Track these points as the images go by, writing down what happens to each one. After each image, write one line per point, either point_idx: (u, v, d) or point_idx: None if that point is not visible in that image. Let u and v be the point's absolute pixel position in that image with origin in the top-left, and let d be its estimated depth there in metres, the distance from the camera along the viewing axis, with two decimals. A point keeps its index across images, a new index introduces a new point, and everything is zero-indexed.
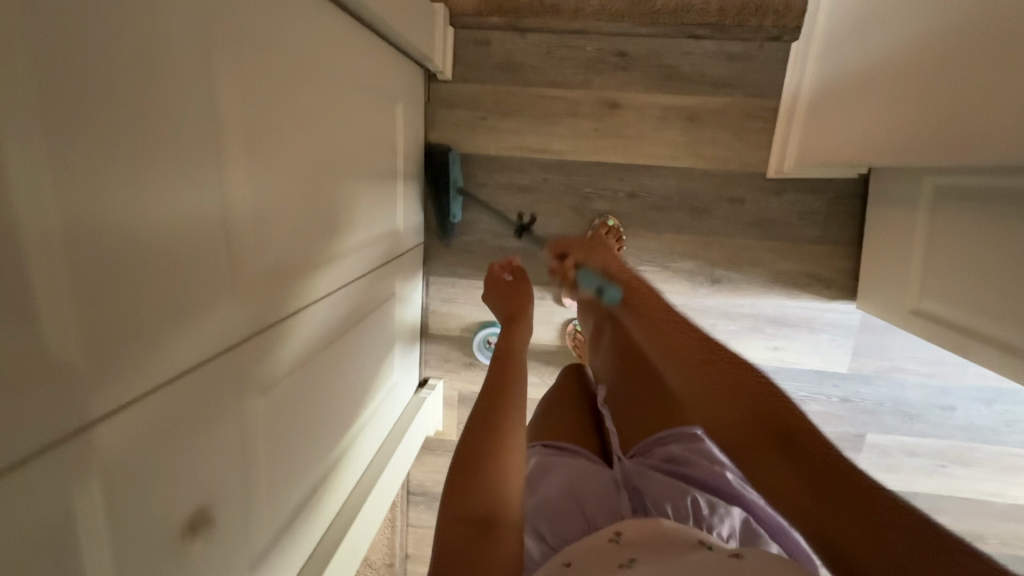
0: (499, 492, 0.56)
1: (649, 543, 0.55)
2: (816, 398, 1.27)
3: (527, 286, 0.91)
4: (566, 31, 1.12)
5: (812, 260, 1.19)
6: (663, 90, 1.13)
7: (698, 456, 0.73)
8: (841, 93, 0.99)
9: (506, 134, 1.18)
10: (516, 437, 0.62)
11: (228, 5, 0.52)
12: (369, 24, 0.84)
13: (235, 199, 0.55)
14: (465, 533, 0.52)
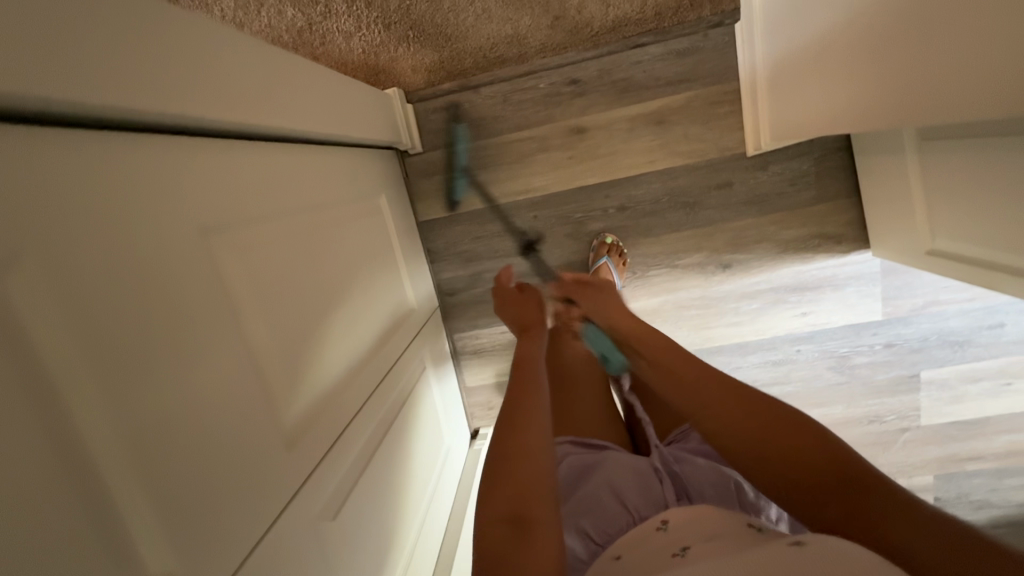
0: (530, 486, 0.55)
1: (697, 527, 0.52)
2: (859, 350, 1.26)
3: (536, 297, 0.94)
4: (517, 76, 1.16)
5: (816, 221, 1.18)
6: (624, 102, 1.15)
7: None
8: (791, 68, 0.99)
9: (488, 185, 1.22)
10: (534, 425, 0.62)
11: (211, 200, 0.58)
12: (329, 140, 0.89)
13: (264, 361, 0.61)
14: (506, 535, 0.52)
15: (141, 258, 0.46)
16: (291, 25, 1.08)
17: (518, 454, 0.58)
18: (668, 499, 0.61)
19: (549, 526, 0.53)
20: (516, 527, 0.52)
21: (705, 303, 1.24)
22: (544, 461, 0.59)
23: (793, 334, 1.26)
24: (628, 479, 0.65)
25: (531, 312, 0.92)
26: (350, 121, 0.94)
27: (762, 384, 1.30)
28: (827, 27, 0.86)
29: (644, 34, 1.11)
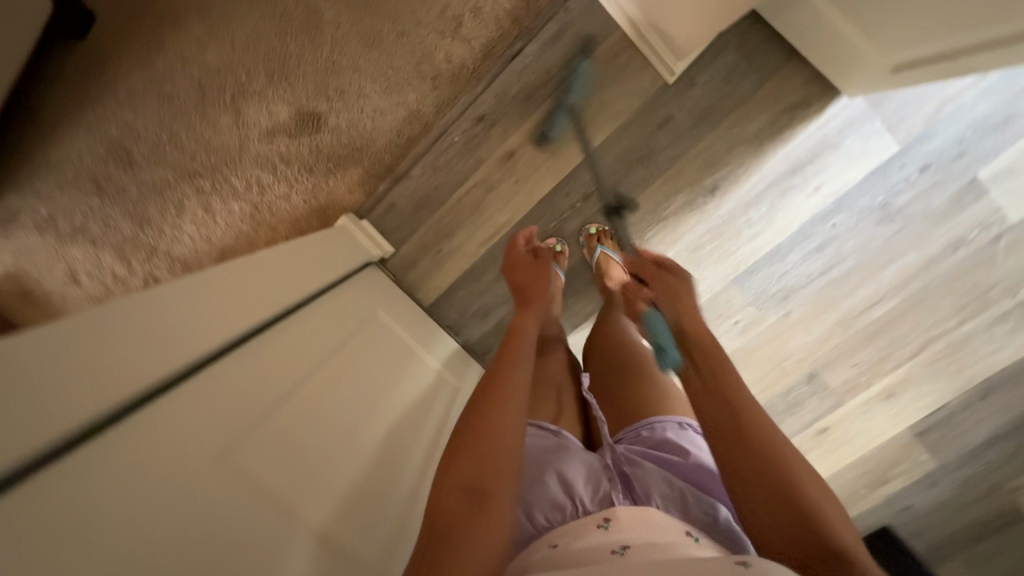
0: (489, 461, 0.53)
1: (644, 531, 0.50)
2: (898, 189, 1.15)
3: (544, 268, 0.98)
4: (434, 142, 1.20)
5: (774, 99, 1.12)
6: (534, 106, 1.16)
7: (690, 445, 0.66)
8: None
9: (463, 245, 1.27)
10: (513, 395, 0.59)
11: (224, 424, 0.67)
12: (308, 297, 0.98)
13: (314, 531, 0.70)
14: (456, 515, 0.49)
15: (174, 524, 0.55)
16: (244, 219, 1.23)
17: (495, 419, 0.56)
18: (615, 495, 0.56)
19: (506, 503, 0.51)
20: (473, 501, 0.50)
21: (714, 231, 1.20)
22: (514, 433, 0.56)
23: (819, 212, 1.17)
24: (580, 474, 0.59)
25: (542, 283, 0.95)
26: (295, 263, 1.03)
27: (819, 274, 1.22)
28: None
29: (514, 40, 1.13)
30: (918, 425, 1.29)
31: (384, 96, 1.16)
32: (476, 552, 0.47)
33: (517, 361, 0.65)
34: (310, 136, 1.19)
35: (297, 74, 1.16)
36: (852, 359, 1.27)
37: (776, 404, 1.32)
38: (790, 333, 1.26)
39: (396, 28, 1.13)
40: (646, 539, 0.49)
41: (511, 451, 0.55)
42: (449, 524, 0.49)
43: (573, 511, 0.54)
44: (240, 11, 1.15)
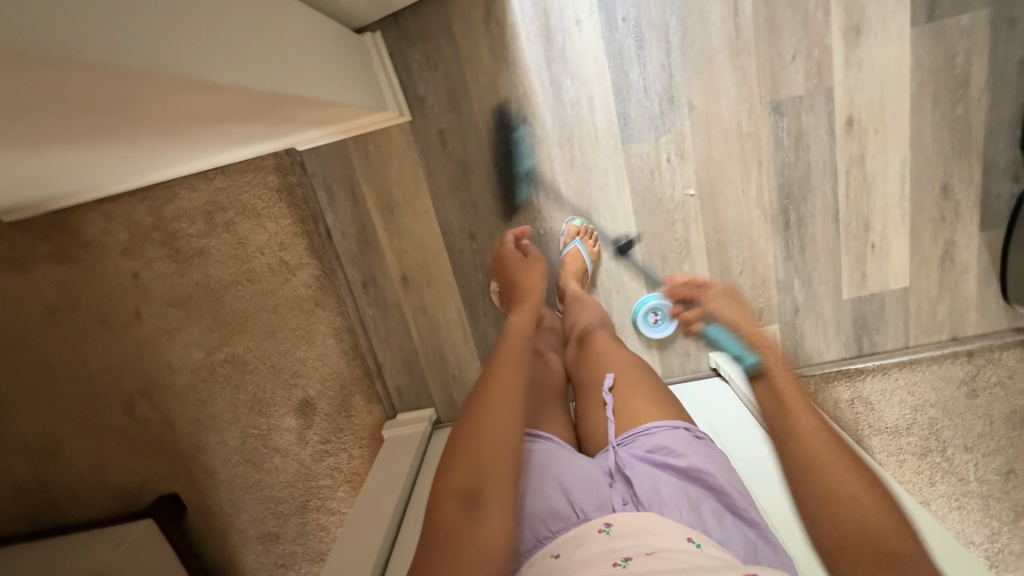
0: (484, 469, 0.61)
1: (648, 544, 0.60)
2: None
3: (536, 266, 1.02)
4: (365, 330, 1.33)
5: (474, 29, 1.10)
6: (378, 237, 1.26)
7: (684, 448, 0.74)
8: (308, 124, 1.04)
9: (459, 356, 1.34)
10: (492, 401, 0.67)
11: None
12: (397, 518, 1.11)
13: None
14: (453, 516, 0.58)
15: None
16: (352, 495, 1.44)
17: (488, 434, 0.64)
18: (614, 504, 0.69)
19: (496, 507, 0.59)
20: (467, 507, 0.59)
21: (565, 138, 1.15)
22: (507, 448, 0.63)
23: (602, 28, 1.08)
24: (578, 483, 0.71)
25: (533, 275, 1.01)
26: (374, 499, 1.16)
27: (669, 56, 1.09)
28: (249, 128, 0.90)
29: (317, 228, 1.25)
30: (913, 15, 1.05)
31: (316, 346, 1.34)
32: (466, 553, 0.56)
33: (518, 380, 0.71)
34: (317, 416, 1.40)
35: (270, 396, 1.39)
36: (788, 57, 1.08)
37: (788, 157, 1.14)
38: (718, 110, 1.12)
39: (267, 310, 1.31)
40: (645, 550, 0.59)
41: (508, 464, 0.63)
42: (446, 525, 0.58)
43: (575, 518, 0.68)
44: (209, 404, 1.41)
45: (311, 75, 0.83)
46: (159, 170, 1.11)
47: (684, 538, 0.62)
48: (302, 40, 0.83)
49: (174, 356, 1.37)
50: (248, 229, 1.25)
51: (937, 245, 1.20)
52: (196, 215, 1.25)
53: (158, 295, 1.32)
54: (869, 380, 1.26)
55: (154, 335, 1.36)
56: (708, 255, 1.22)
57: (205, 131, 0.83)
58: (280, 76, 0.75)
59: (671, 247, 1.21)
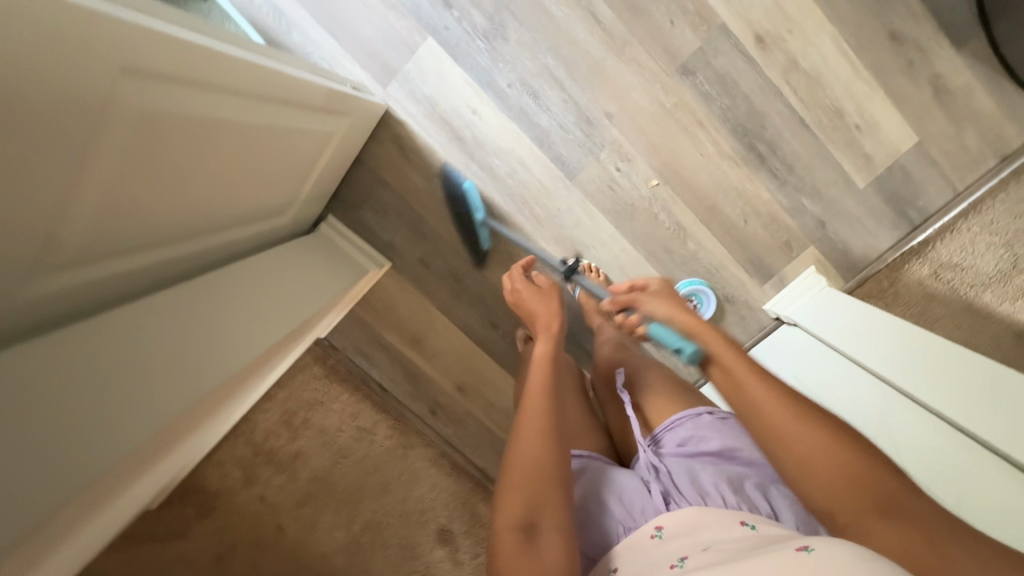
0: (540, 496, 0.58)
1: (701, 539, 0.57)
2: (471, 24, 1.12)
3: (552, 292, 0.88)
4: (453, 445, 1.41)
5: (399, 166, 1.21)
6: (421, 366, 1.37)
7: (712, 431, 0.75)
8: (324, 319, 1.16)
9: None
10: (538, 427, 0.63)
11: None
12: None
13: None
14: (513, 555, 0.54)
15: None
16: None
17: (531, 470, 0.60)
18: (658, 503, 0.65)
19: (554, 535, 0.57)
20: (529, 537, 0.56)
21: (521, 203, 1.21)
22: (551, 479, 0.60)
23: (497, 104, 1.16)
24: (617, 493, 0.69)
25: (550, 305, 0.85)
26: None
27: (566, 87, 1.14)
28: (267, 366, 1.04)
29: (371, 386, 1.37)
30: None
31: (423, 473, 1.38)
32: None
33: (554, 408, 0.66)
34: (462, 538, 1.37)
35: (413, 540, 1.36)
36: (666, 28, 1.10)
37: (723, 102, 1.13)
38: (636, 104, 1.14)
39: (371, 472, 1.37)
40: (699, 545, 0.56)
41: (557, 494, 0.59)
42: (508, 563, 0.54)
43: (620, 528, 0.65)
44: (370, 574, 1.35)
45: (294, 312, 0.95)
46: (245, 415, 1.31)
47: (735, 522, 0.58)
48: (285, 278, 1.00)
49: (319, 545, 1.33)
50: (319, 417, 1.37)
51: (922, 87, 1.11)
52: (278, 427, 1.35)
53: (277, 504, 1.34)
54: (942, 243, 1.14)
55: (295, 539, 1.33)
56: (707, 224, 1.20)
57: (237, 393, 0.97)
58: (271, 331, 0.88)
59: (667, 237, 1.21)
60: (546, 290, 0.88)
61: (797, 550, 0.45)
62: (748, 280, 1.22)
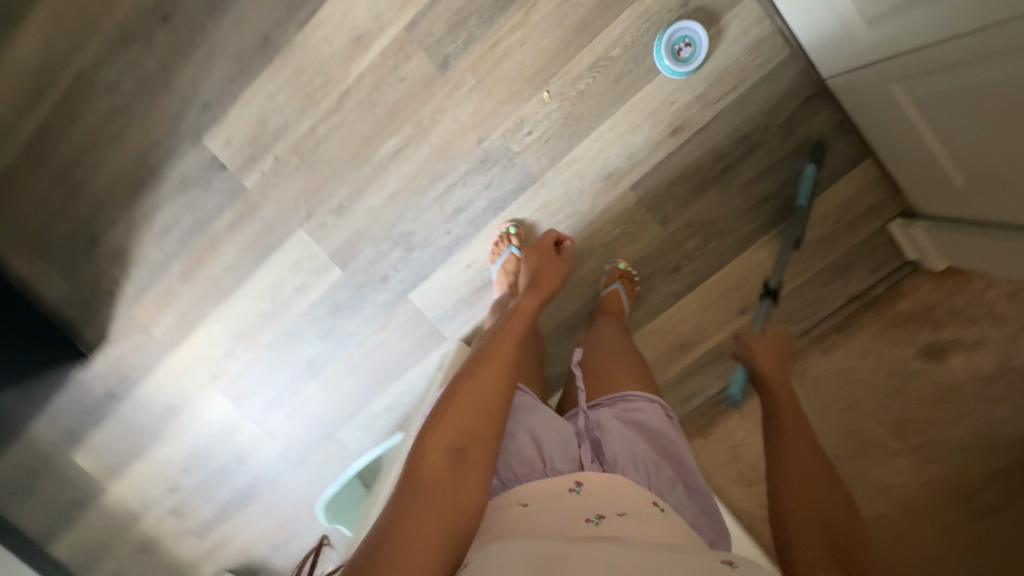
0: (470, 428, 0.64)
1: (617, 504, 0.60)
2: (398, 261, 1.29)
3: (561, 263, 1.00)
4: (809, 323, 1.29)
5: None
6: (712, 346, 1.30)
7: (652, 413, 0.80)
8: None
9: (808, 221, 1.24)
10: (487, 368, 0.69)
11: None
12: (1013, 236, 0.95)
13: None
14: (438, 469, 0.60)
15: None
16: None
17: (474, 400, 0.65)
18: (582, 457, 0.69)
19: (473, 462, 0.62)
20: (451, 459, 0.61)
21: (553, 228, 1.24)
22: (490, 416, 0.65)
23: (464, 244, 1.27)
24: (549, 435, 0.71)
25: (557, 269, 0.98)
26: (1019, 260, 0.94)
27: (455, 179, 1.22)
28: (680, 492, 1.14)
29: (720, 394, 1.32)
30: None
31: (822, 366, 1.28)
32: (444, 500, 0.57)
33: (512, 357, 0.72)
34: (910, 334, 1.22)
35: (910, 389, 1.20)
36: (407, 80, 1.17)
37: (476, 20, 1.13)
38: (471, 112, 1.19)
39: (814, 409, 1.26)
40: (617, 509, 0.59)
41: (493, 435, 0.65)
42: (433, 475, 0.59)
43: (542, 470, 0.67)
44: (940, 434, 1.16)
45: None
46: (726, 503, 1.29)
47: (647, 500, 0.63)
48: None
49: (880, 480, 1.18)
50: (740, 443, 1.31)
51: None
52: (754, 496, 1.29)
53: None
54: None
55: (876, 505, 1.17)
56: (596, 33, 1.13)
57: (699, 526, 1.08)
58: None
59: (606, 78, 1.15)
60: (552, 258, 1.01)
61: (723, 563, 0.48)
62: None
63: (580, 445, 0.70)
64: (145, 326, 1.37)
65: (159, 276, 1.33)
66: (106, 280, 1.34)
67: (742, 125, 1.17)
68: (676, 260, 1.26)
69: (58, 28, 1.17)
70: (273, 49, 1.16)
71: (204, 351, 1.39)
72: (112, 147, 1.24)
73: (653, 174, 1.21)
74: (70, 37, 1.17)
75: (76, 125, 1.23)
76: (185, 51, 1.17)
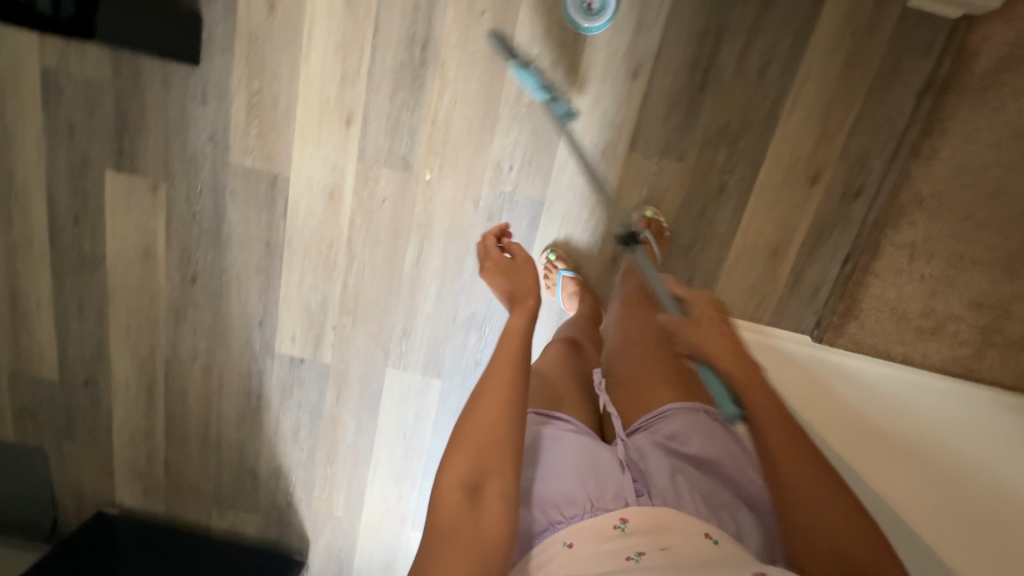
0: (482, 466, 0.68)
1: (660, 538, 0.67)
2: (480, 343, 1.31)
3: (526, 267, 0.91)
4: (893, 147, 1.13)
5: None
6: (807, 231, 1.19)
7: (694, 432, 0.80)
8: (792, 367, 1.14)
9: (823, 54, 1.10)
10: (486, 400, 0.72)
11: None
12: None
13: None
14: (456, 511, 0.66)
15: None
16: None
17: (477, 438, 0.70)
18: (628, 492, 0.72)
19: (489, 500, 0.67)
20: (467, 500, 0.67)
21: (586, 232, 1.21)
22: (504, 449, 0.69)
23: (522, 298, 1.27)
24: (588, 476, 0.74)
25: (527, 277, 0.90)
26: None
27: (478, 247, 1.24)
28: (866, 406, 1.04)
29: (847, 269, 1.20)
30: (282, 185, 1.21)
31: (934, 177, 1.12)
32: (464, 540, 0.64)
33: (517, 383, 0.74)
34: (1003, 93, 1.06)
35: None
36: (388, 198, 1.21)
37: (408, 110, 1.15)
38: (454, 185, 1.20)
39: (964, 221, 1.13)
40: (659, 543, 0.65)
41: (506, 469, 0.68)
42: (448, 518, 0.66)
43: (587, 511, 0.70)
44: None
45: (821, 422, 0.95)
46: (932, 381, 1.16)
47: (699, 534, 0.67)
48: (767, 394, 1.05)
49: None
50: (908, 299, 1.18)
51: None
52: (967, 338, 1.17)
53: None
54: None
55: None
56: (508, 45, 1.11)
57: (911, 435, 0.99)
58: None
59: (544, 75, 1.12)
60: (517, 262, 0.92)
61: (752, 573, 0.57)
62: None
63: (624, 481, 0.73)
64: (329, 514, 1.50)
65: (313, 470, 1.46)
66: (280, 495, 1.50)
67: (695, 21, 1.09)
68: (716, 181, 1.17)
69: (134, 338, 1.36)
70: (279, 247, 1.26)
71: (382, 509, 1.48)
72: (223, 396, 1.41)
73: (643, 122, 1.14)
74: (145, 339, 1.36)
75: (188, 397, 1.42)
76: (222, 293, 1.31)
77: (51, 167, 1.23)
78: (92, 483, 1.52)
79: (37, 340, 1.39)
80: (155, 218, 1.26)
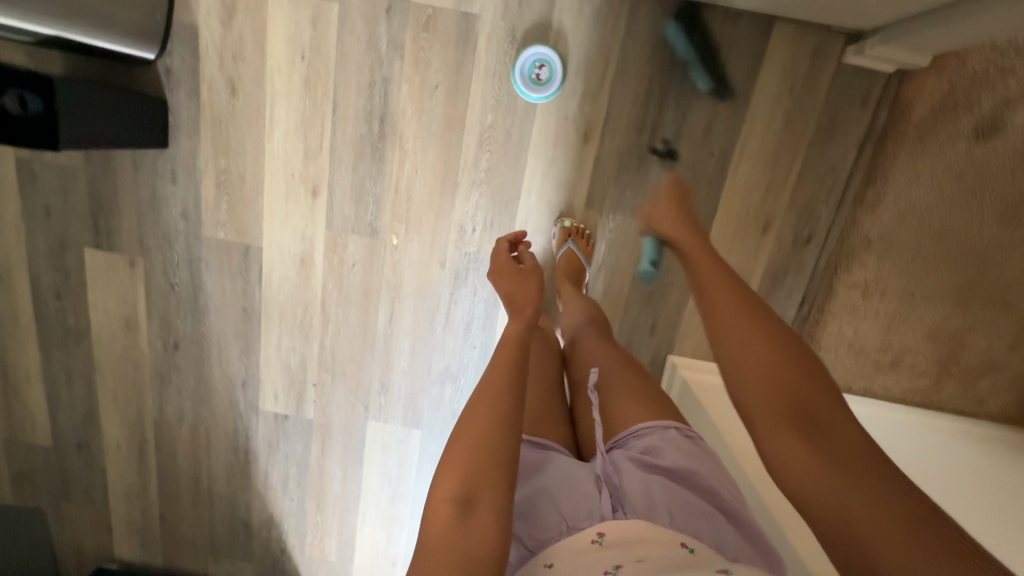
0: (478, 477, 0.62)
1: (636, 550, 0.65)
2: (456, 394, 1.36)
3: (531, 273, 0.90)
4: (839, 195, 1.18)
5: None
6: (762, 275, 1.24)
7: (671, 448, 0.77)
8: None
9: (765, 109, 1.14)
10: (487, 412, 0.66)
11: None
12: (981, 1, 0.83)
13: None
14: (445, 526, 0.60)
15: None
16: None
17: (469, 455, 0.64)
18: (603, 507, 0.70)
19: (481, 512, 0.61)
20: (461, 513, 0.61)
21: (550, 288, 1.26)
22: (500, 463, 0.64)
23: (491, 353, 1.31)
24: (563, 498, 0.72)
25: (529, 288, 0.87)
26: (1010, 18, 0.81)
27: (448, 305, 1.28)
28: None
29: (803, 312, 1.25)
30: (254, 255, 1.26)
31: (880, 221, 1.16)
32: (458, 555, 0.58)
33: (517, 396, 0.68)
34: (941, 139, 1.10)
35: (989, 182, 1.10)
36: (357, 263, 1.26)
37: (370, 180, 1.19)
38: (420, 248, 1.24)
39: (911, 260, 1.16)
40: (636, 554, 0.64)
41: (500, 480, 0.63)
42: (440, 536, 0.59)
43: (565, 533, 0.69)
44: None
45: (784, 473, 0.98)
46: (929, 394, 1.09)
47: (675, 544, 0.65)
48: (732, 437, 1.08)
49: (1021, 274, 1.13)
50: (864, 337, 1.22)
51: (236, 24, 1.12)
52: (921, 372, 1.21)
53: (991, 339, 1.17)
54: None
55: None
56: (462, 116, 1.15)
57: None
58: None
59: (500, 142, 1.16)
60: (528, 270, 0.90)
61: None
62: (484, 31, 1.10)
63: (598, 500, 0.71)
64: (323, 559, 1.55)
65: (304, 518, 1.51)
66: (273, 543, 1.55)
67: (640, 85, 1.13)
68: None
69: (122, 404, 1.41)
70: (255, 313, 1.31)
71: (373, 552, 1.53)
72: (211, 453, 1.46)
73: (597, 181, 1.19)
74: (132, 404, 1.41)
75: (178, 456, 1.47)
76: (204, 358, 1.35)
77: (31, 249, 1.28)
78: (91, 540, 1.56)
79: (29, 409, 1.44)
80: (135, 291, 1.30)
